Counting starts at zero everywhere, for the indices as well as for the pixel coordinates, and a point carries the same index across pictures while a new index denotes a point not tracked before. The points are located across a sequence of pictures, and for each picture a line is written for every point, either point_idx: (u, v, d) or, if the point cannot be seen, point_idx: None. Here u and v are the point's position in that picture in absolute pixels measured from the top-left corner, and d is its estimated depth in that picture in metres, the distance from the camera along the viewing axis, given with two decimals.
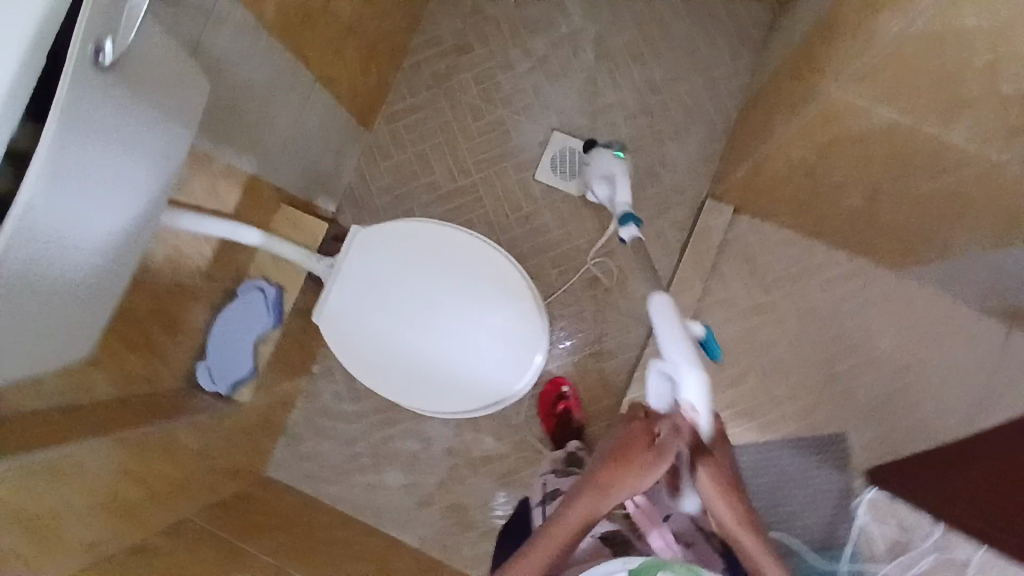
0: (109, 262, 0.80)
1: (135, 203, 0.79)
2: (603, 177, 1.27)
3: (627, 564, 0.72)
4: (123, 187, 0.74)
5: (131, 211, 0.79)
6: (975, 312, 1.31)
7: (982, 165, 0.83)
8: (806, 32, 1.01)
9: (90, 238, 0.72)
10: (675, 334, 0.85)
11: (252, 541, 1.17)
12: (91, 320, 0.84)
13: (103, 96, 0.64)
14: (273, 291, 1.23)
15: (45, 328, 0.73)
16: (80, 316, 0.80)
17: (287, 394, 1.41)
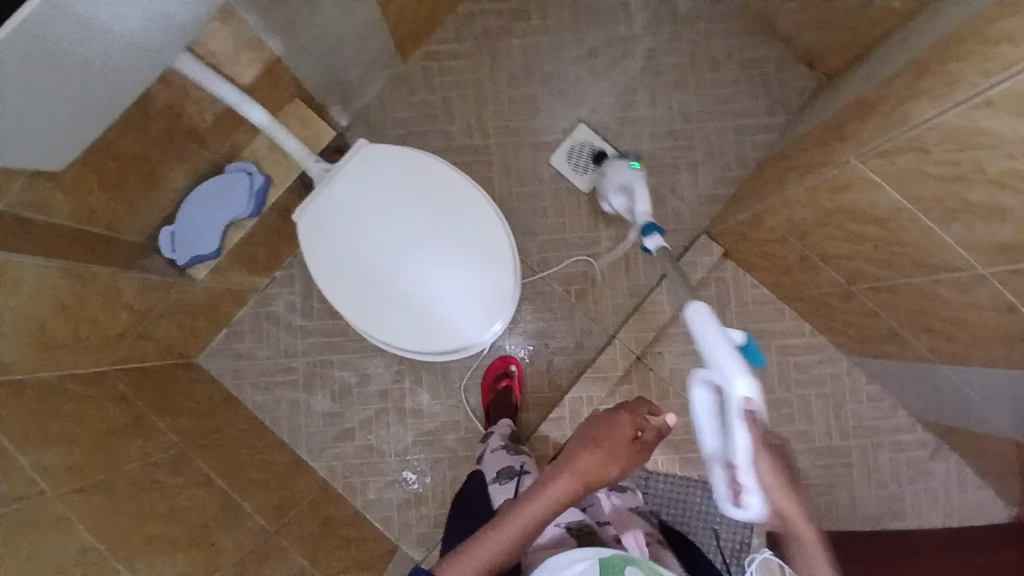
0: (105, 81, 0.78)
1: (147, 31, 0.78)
2: (620, 190, 1.30)
3: (598, 552, 0.72)
4: (138, 32, 0.76)
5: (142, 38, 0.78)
6: (909, 420, 1.36)
7: (961, 275, 0.86)
8: (845, 103, 1.04)
9: (86, 64, 0.73)
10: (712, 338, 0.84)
11: (161, 415, 1.15)
12: (70, 134, 0.82)
13: None
14: (259, 178, 1.20)
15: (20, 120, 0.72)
16: (60, 124, 0.78)
17: (242, 288, 1.39)
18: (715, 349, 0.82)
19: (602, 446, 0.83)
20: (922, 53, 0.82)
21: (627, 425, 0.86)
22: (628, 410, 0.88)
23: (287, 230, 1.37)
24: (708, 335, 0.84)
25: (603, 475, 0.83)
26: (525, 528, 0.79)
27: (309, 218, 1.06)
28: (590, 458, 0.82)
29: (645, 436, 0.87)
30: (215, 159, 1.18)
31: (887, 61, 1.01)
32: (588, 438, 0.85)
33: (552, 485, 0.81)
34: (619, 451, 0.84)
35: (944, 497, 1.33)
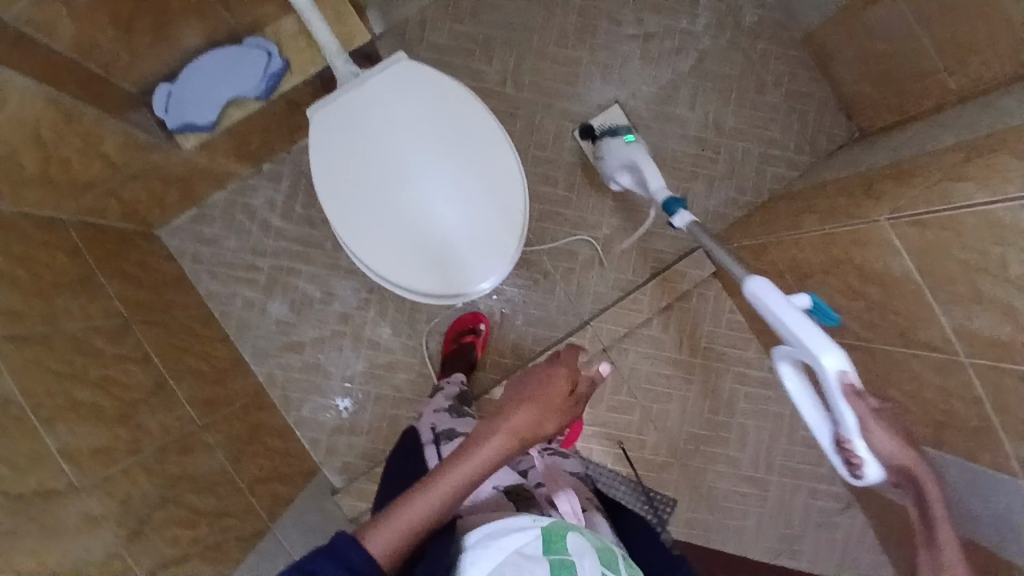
0: None
1: None
2: (625, 169, 1.25)
3: (538, 520, 0.61)
4: None
5: None
6: (832, 472, 1.43)
7: (943, 357, 0.88)
8: (880, 162, 1.05)
9: None
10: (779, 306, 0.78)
11: (112, 280, 1.08)
12: None
13: None
14: (278, 62, 1.10)
15: None
16: None
17: (226, 170, 1.30)
18: (788, 315, 0.76)
19: (539, 401, 0.73)
20: (976, 136, 0.83)
21: (564, 378, 0.76)
22: (565, 360, 0.79)
23: (289, 123, 1.28)
24: (771, 304, 0.79)
25: (539, 432, 0.73)
26: (449, 493, 0.68)
27: (322, 116, 0.99)
28: (525, 414, 0.72)
29: (581, 388, 0.79)
30: (236, 25, 1.08)
31: (932, 132, 1.02)
32: (525, 392, 0.74)
33: (483, 445, 0.70)
34: (557, 408, 0.74)
35: (843, 550, 1.40)
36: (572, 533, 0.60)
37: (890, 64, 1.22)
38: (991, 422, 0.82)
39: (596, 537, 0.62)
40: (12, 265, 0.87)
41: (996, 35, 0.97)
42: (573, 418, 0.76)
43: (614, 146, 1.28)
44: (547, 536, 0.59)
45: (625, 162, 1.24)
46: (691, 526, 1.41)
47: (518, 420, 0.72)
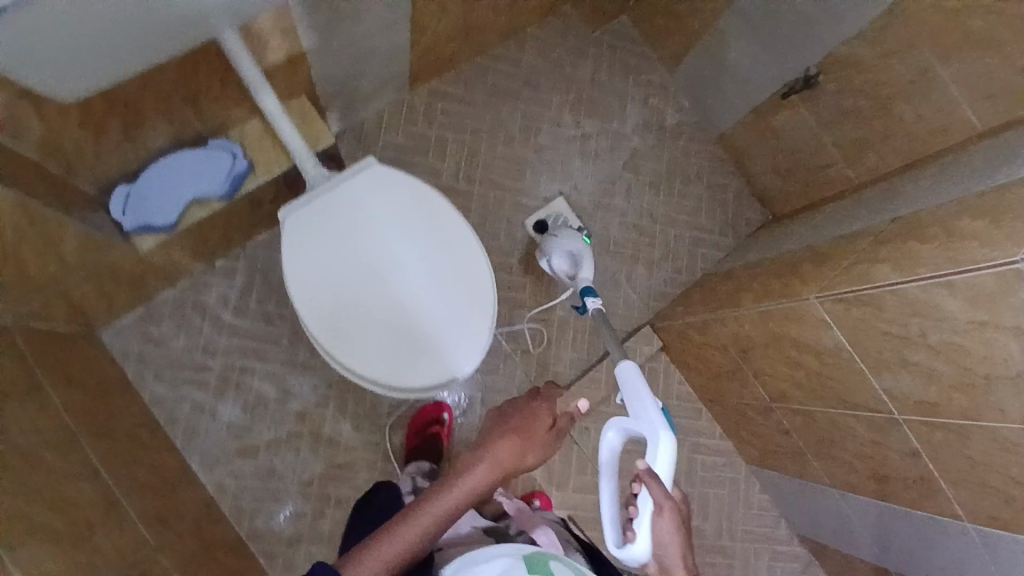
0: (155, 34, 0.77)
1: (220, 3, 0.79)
2: (566, 256, 1.36)
3: (521, 549, 0.68)
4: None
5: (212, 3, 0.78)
6: (787, 534, 1.50)
7: (880, 416, 0.98)
8: (800, 245, 1.20)
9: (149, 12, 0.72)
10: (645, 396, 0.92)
11: (58, 387, 1.02)
12: (108, 72, 0.79)
13: None
14: (243, 163, 1.13)
15: (68, 51, 0.71)
16: (102, 61, 0.76)
17: (177, 268, 1.27)
18: (644, 401, 0.91)
19: (523, 434, 0.87)
20: (881, 222, 0.99)
21: (546, 413, 0.91)
22: (543, 396, 0.93)
23: (248, 221, 1.29)
24: (633, 390, 0.95)
25: (519, 461, 0.86)
26: (442, 515, 0.78)
27: (295, 218, 1.02)
28: (510, 443, 0.86)
29: (560, 423, 0.92)
30: (202, 129, 1.11)
31: (839, 218, 1.19)
32: (506, 429, 0.87)
33: (473, 469, 0.82)
34: (539, 440, 0.88)
35: None
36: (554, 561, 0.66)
37: (798, 159, 1.42)
38: (931, 472, 0.95)
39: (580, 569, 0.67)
40: None
41: (891, 132, 1.18)
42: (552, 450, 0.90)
43: (561, 231, 1.41)
44: (530, 561, 0.65)
45: (570, 250, 1.36)
46: None
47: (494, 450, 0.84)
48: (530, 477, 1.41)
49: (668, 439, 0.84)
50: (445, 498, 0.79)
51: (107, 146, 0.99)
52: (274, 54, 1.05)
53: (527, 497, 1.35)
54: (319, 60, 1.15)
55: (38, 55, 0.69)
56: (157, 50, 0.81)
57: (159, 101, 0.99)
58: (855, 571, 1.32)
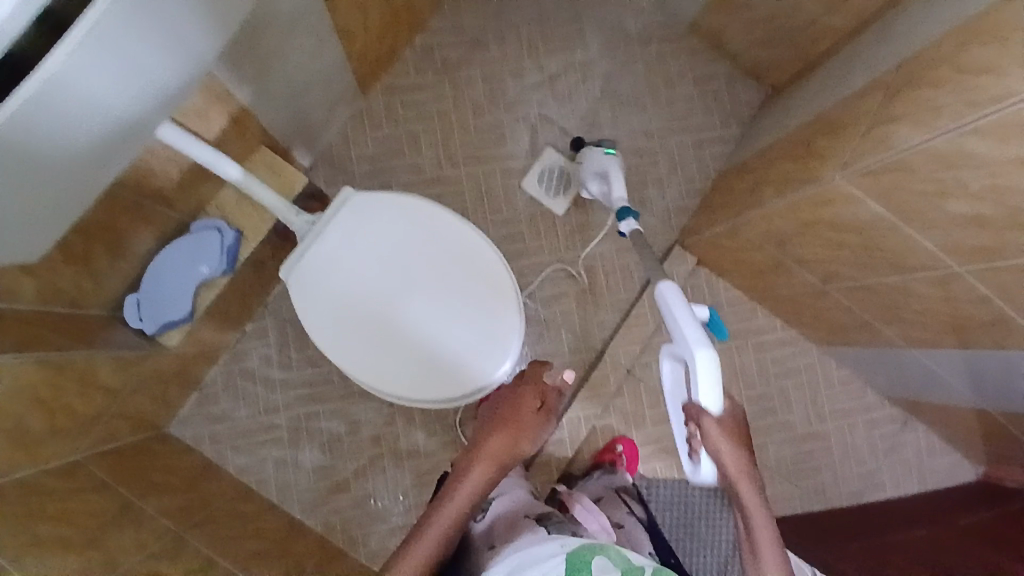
0: (93, 175, 0.79)
1: (131, 124, 0.79)
2: (596, 177, 1.32)
3: (565, 546, 0.71)
4: (115, 127, 0.76)
5: (125, 128, 0.78)
6: (877, 399, 1.48)
7: (939, 273, 0.93)
8: (804, 118, 1.13)
9: (76, 163, 0.74)
10: (682, 320, 0.84)
11: (148, 497, 1.07)
12: (68, 222, 0.82)
13: (121, 44, 0.66)
14: (231, 234, 1.12)
15: (27, 223, 0.74)
16: (58, 217, 0.79)
17: (213, 347, 1.31)
18: (680, 323, 0.84)
19: (512, 424, 0.87)
20: (885, 72, 0.90)
21: (531, 396, 0.90)
22: (529, 379, 0.92)
23: (259, 281, 1.30)
24: (675, 311, 0.86)
25: (514, 449, 0.86)
26: (452, 517, 0.80)
27: (297, 275, 1.01)
28: (500, 435, 0.85)
29: (548, 402, 0.91)
30: (179, 215, 1.10)
31: (838, 76, 1.11)
32: (498, 418, 0.88)
33: (472, 468, 0.84)
34: (529, 424, 0.87)
35: (917, 467, 1.46)
36: (597, 556, 0.68)
37: (781, 22, 1.31)
38: (1007, 313, 0.90)
39: (623, 556, 0.68)
40: (60, 526, 0.87)
41: None
42: (545, 429, 0.89)
43: (592, 149, 1.34)
44: (571, 560, 0.68)
45: (602, 170, 1.29)
46: (773, 501, 1.45)
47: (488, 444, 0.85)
48: (607, 426, 1.42)
49: (707, 359, 0.79)
50: (452, 504, 0.81)
51: (99, 267, 1.00)
52: (218, 121, 1.02)
53: (612, 446, 1.37)
54: (264, 107, 1.11)
55: (12, 227, 0.72)
56: (109, 174, 0.83)
57: (129, 207, 0.98)
58: (957, 418, 1.30)
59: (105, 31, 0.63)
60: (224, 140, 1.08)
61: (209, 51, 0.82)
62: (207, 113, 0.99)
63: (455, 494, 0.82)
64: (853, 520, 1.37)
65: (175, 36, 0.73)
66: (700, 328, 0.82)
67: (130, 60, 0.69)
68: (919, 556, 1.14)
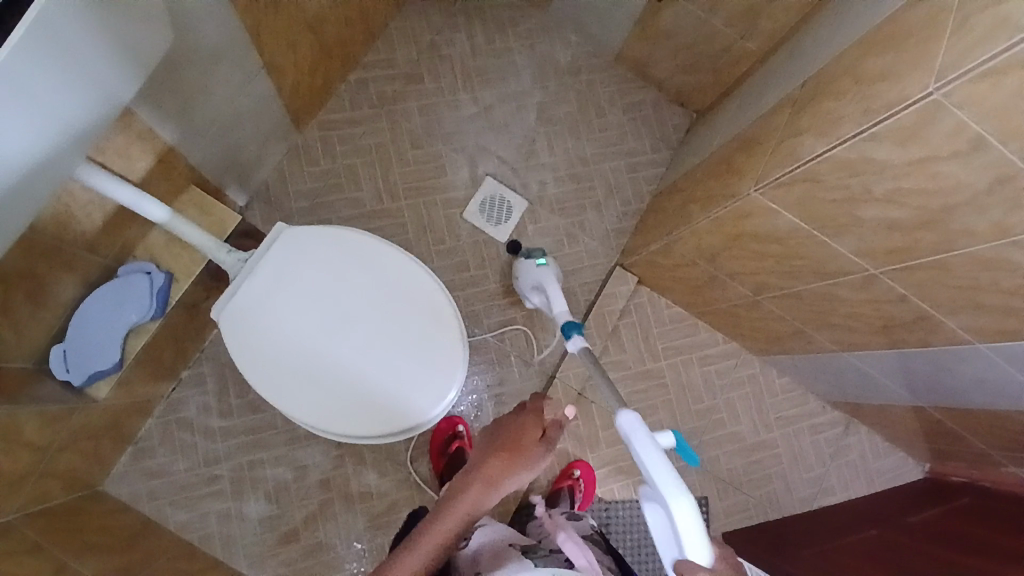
0: (14, 215, 0.76)
1: (51, 161, 0.76)
2: (534, 290, 1.33)
3: (553, 574, 0.69)
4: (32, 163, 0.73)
5: (45, 165, 0.76)
6: (818, 404, 1.53)
7: (857, 277, 0.98)
8: (725, 137, 1.19)
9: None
10: (648, 453, 0.75)
11: (80, 560, 1.00)
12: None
13: (29, 79, 0.64)
14: (161, 276, 1.08)
15: None
16: None
17: (146, 397, 1.25)
18: (652, 460, 0.73)
19: (512, 452, 0.82)
20: (789, 92, 0.97)
21: (533, 425, 0.85)
22: (531, 408, 0.87)
23: (193, 324, 1.26)
24: (640, 446, 0.77)
25: (510, 478, 0.82)
26: (437, 542, 0.77)
27: (228, 314, 0.98)
28: (496, 463, 0.81)
29: (550, 432, 0.86)
30: (104, 260, 1.06)
31: (751, 98, 1.18)
32: (496, 443, 0.83)
33: (464, 495, 0.79)
34: (528, 455, 0.82)
35: (863, 468, 1.51)
36: None
37: (698, 51, 1.39)
38: (923, 310, 0.96)
39: None
40: None
41: None
42: (544, 462, 0.85)
43: (526, 262, 1.36)
44: None
45: (535, 283, 1.32)
46: (730, 514, 1.47)
47: (485, 470, 0.81)
48: (562, 450, 1.41)
49: (686, 501, 0.66)
50: (438, 527, 0.78)
51: (18, 319, 0.94)
52: (142, 161, 1.00)
53: (568, 470, 1.36)
54: (191, 145, 1.09)
55: None
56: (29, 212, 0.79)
57: (48, 253, 0.94)
58: (892, 415, 1.36)
59: (11, 66, 0.61)
60: (151, 180, 1.05)
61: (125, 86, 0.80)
62: (130, 152, 0.97)
63: (444, 517, 0.78)
64: (808, 525, 1.40)
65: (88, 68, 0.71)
66: (663, 454, 0.74)
67: (39, 90, 0.67)
68: (875, 557, 1.17)
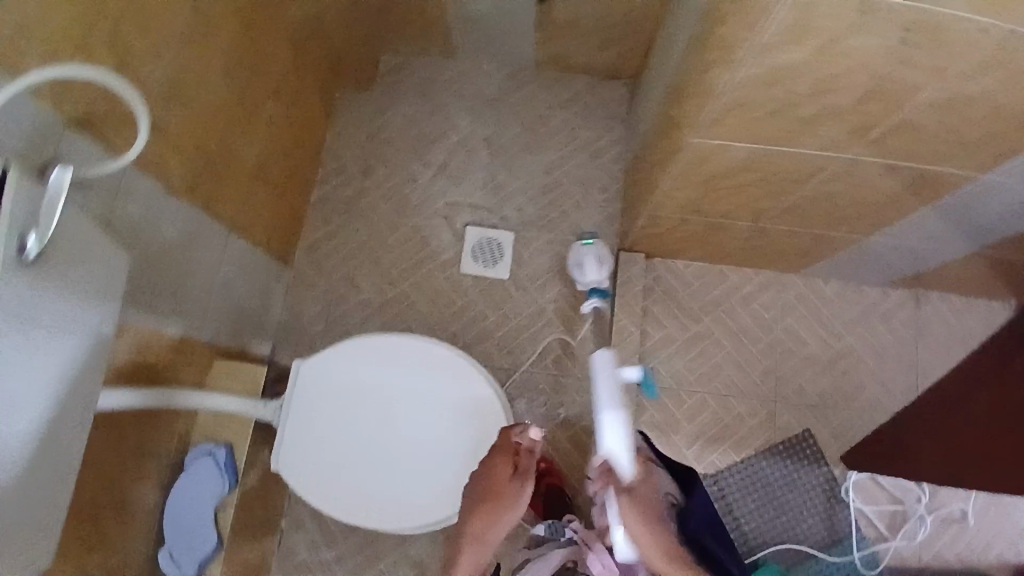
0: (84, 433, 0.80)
1: (90, 375, 0.79)
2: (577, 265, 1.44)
3: None
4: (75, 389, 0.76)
5: (87, 382, 0.78)
6: (876, 291, 1.48)
7: (837, 170, 0.95)
8: (659, 93, 1.19)
9: (65, 440, 0.75)
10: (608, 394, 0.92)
11: None
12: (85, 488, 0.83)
13: (21, 336, 0.65)
14: (222, 450, 1.16)
15: (59, 515, 0.75)
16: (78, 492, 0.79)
17: (257, 556, 1.31)
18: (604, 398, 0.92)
19: (488, 502, 0.88)
20: (690, 32, 0.97)
21: (504, 465, 0.90)
22: (500, 449, 0.92)
23: (268, 476, 1.32)
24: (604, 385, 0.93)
25: (494, 526, 0.87)
26: None
27: (286, 464, 1.03)
28: (479, 518, 0.87)
29: (522, 463, 0.90)
30: (168, 456, 1.14)
31: (666, 47, 1.19)
32: (476, 495, 0.90)
33: (460, 558, 0.88)
34: (507, 496, 0.88)
35: (948, 333, 1.46)
36: None
37: (601, 25, 1.41)
38: (919, 171, 0.92)
39: None
40: None
41: None
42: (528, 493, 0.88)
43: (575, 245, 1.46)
44: None
45: (579, 261, 1.43)
46: (840, 435, 1.41)
47: (471, 528, 0.88)
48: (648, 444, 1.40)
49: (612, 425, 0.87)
50: None
51: (116, 539, 1.02)
52: (162, 358, 1.08)
53: None
54: (198, 324, 1.17)
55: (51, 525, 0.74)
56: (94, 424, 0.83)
57: (117, 473, 1.01)
58: (951, 270, 1.30)
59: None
60: (177, 371, 1.13)
61: (112, 309, 0.81)
62: (148, 356, 1.04)
63: None
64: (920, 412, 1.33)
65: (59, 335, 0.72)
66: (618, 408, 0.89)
67: (37, 338, 0.67)
68: (985, 426, 1.10)
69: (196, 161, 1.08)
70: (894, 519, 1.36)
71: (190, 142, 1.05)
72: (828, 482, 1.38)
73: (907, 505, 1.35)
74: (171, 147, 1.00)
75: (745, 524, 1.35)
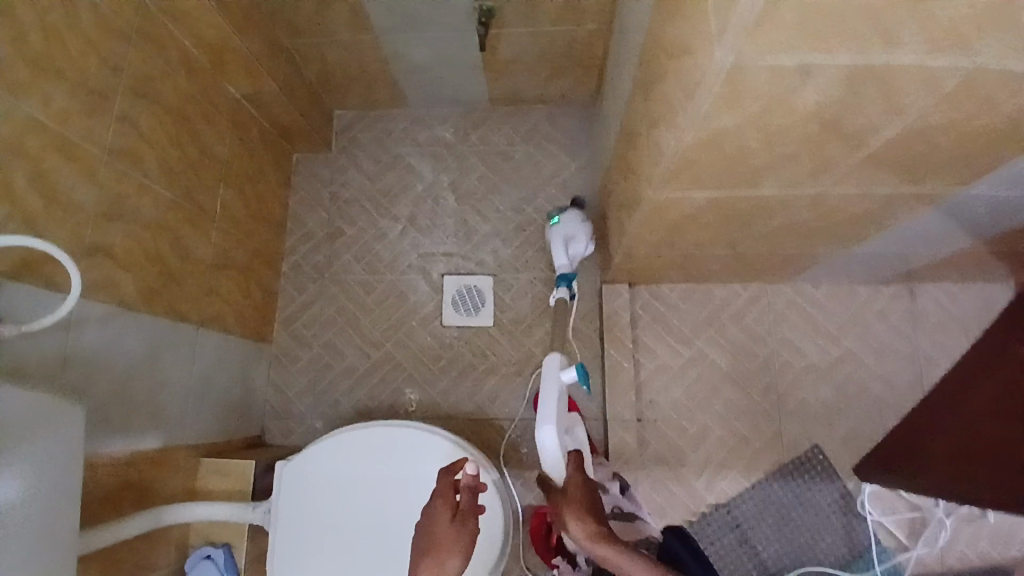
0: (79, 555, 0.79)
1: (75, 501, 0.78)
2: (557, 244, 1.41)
3: None
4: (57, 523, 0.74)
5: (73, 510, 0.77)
6: (868, 289, 1.44)
7: (806, 202, 0.91)
8: (615, 129, 1.16)
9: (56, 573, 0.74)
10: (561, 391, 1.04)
11: None
12: None
13: None
14: (221, 552, 1.14)
15: None
16: None
17: None
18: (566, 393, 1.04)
19: (432, 551, 0.83)
20: (634, 77, 0.94)
21: (444, 508, 0.88)
22: (438, 492, 0.89)
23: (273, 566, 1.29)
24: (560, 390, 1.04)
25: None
26: None
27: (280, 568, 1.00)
28: (425, 566, 0.82)
29: (463, 503, 0.88)
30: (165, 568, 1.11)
31: (616, 81, 1.15)
32: (420, 547, 0.85)
33: None
34: (450, 540, 0.84)
35: (948, 321, 1.41)
36: None
37: (550, 58, 1.38)
38: (891, 194, 0.88)
39: None
40: None
41: None
42: (470, 534, 0.86)
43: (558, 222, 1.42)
44: None
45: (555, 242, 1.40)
46: (850, 444, 1.37)
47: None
48: (656, 479, 1.36)
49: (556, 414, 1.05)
50: None
51: None
52: (145, 473, 1.06)
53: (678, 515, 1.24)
54: (179, 429, 1.15)
55: None
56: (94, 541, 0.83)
57: None
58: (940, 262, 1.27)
59: None
60: (162, 481, 1.11)
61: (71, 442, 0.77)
62: (130, 475, 1.02)
63: None
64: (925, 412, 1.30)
65: (17, 526, 0.68)
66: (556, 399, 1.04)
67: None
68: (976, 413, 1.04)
69: (150, 269, 1.06)
70: (913, 525, 1.32)
71: (141, 252, 1.04)
72: (842, 496, 1.34)
73: (926, 509, 1.32)
74: (116, 263, 0.99)
75: (764, 551, 1.31)
